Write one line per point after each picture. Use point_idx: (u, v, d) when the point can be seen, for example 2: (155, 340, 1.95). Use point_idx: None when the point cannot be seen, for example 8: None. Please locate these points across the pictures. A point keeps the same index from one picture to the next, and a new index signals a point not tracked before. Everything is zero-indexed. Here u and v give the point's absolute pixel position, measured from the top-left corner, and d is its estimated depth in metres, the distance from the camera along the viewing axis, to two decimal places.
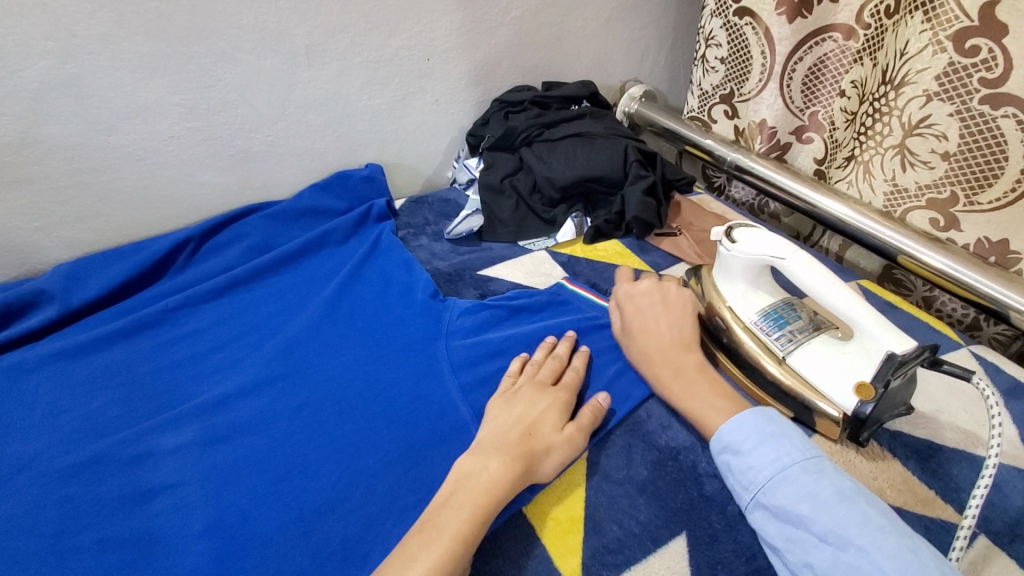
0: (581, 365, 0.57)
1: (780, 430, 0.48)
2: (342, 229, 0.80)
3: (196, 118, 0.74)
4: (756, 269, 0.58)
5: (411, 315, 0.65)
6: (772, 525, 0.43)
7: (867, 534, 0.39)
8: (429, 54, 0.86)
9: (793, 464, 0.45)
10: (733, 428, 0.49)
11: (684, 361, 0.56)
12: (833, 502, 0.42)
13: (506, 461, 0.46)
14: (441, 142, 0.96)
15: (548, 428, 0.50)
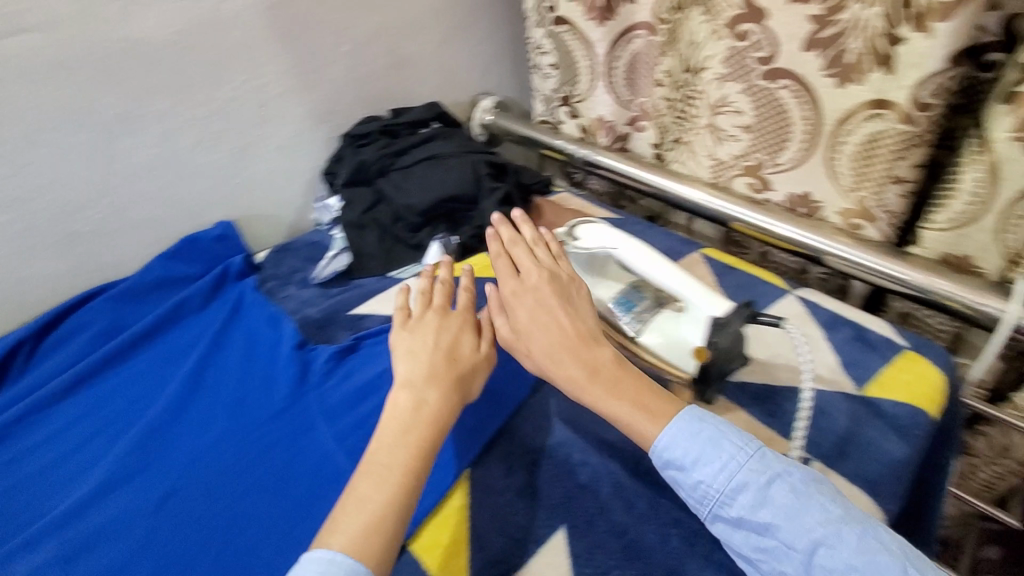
0: (468, 283, 0.61)
1: (717, 430, 0.47)
2: (198, 295, 0.77)
3: (5, 211, 0.68)
4: (597, 262, 0.63)
5: (280, 374, 0.65)
6: (738, 535, 0.44)
7: (831, 531, 0.41)
8: (263, 100, 0.84)
9: (743, 468, 0.45)
10: (670, 441, 0.47)
11: (602, 358, 0.52)
12: (793, 504, 0.43)
13: (443, 393, 0.51)
14: (297, 185, 0.94)
15: (467, 352, 0.55)
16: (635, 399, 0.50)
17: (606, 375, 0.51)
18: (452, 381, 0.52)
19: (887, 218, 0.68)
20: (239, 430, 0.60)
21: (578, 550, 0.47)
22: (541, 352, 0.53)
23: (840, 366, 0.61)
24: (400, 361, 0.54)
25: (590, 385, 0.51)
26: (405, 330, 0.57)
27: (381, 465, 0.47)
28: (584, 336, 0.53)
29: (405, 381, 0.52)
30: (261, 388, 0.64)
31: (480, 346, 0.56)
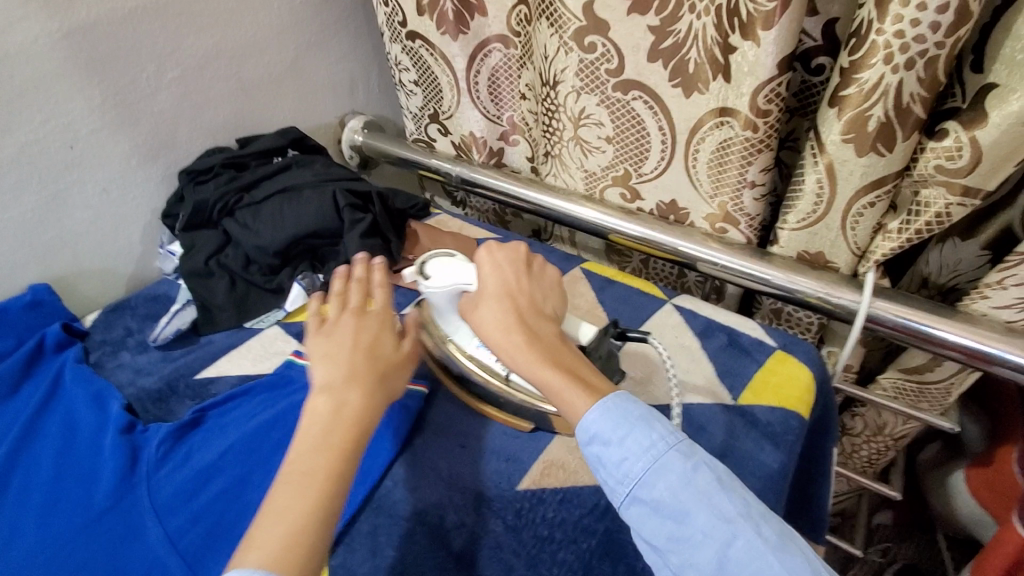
0: (383, 279, 0.57)
1: (647, 411, 0.45)
2: (5, 376, 0.64)
3: None
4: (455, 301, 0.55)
5: (103, 466, 0.55)
6: (652, 522, 0.42)
7: (751, 523, 0.40)
8: (71, 140, 0.72)
9: (670, 450, 0.43)
10: (603, 410, 0.44)
11: (551, 338, 0.50)
12: (715, 492, 0.41)
13: (366, 392, 0.48)
14: (133, 231, 0.82)
15: (385, 346, 0.52)
16: (574, 371, 0.48)
17: (550, 347, 0.49)
18: (374, 379, 0.48)
19: (747, 221, 0.69)
20: (40, 544, 0.50)
21: None
22: (483, 317, 0.51)
23: (716, 375, 0.61)
24: (316, 366, 0.49)
25: (525, 352, 0.48)
26: (319, 332, 0.52)
27: (301, 472, 0.42)
28: (530, 308, 0.51)
29: (321, 385, 0.47)
30: (76, 486, 0.54)
31: (401, 343, 0.53)
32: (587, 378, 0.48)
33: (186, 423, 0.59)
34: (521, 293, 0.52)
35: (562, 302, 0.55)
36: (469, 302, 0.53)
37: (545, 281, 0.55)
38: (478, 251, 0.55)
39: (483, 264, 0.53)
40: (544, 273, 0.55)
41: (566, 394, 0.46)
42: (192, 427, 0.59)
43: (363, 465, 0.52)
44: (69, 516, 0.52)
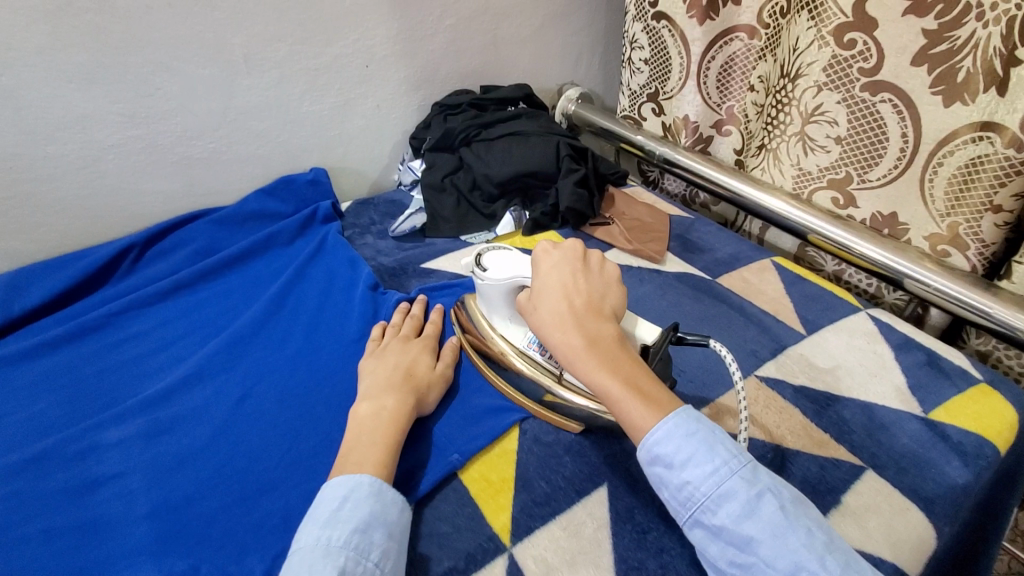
0: (438, 319, 0.66)
1: (711, 434, 0.43)
2: (288, 230, 0.82)
3: (136, 127, 0.75)
4: (511, 295, 0.57)
5: (353, 309, 0.69)
6: (715, 547, 0.41)
7: (817, 557, 0.38)
8: (368, 60, 0.89)
9: (734, 476, 0.41)
10: (663, 434, 0.43)
11: (608, 335, 0.48)
12: (780, 523, 0.39)
13: (400, 398, 0.52)
14: (385, 146, 0.99)
15: (424, 368, 0.57)
16: (631, 383, 0.45)
17: (610, 352, 0.47)
18: (407, 389, 0.53)
19: (978, 246, 0.66)
20: (313, 353, 0.63)
21: (618, 507, 0.48)
22: (544, 321, 0.49)
23: (907, 386, 0.60)
24: (366, 379, 0.55)
25: (589, 363, 0.46)
26: (370, 354, 0.59)
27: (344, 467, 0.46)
28: (588, 309, 0.49)
29: (366, 394, 0.53)
30: (331, 321, 0.68)
31: (435, 366, 0.58)
32: (642, 390, 0.45)
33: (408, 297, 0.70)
34: (585, 290, 0.50)
35: (623, 297, 0.52)
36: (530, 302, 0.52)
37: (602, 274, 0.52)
38: (538, 250, 0.54)
39: (546, 265, 0.52)
40: (603, 267, 0.53)
41: (630, 408, 0.44)
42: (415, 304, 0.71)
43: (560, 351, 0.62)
44: (329, 338, 0.65)
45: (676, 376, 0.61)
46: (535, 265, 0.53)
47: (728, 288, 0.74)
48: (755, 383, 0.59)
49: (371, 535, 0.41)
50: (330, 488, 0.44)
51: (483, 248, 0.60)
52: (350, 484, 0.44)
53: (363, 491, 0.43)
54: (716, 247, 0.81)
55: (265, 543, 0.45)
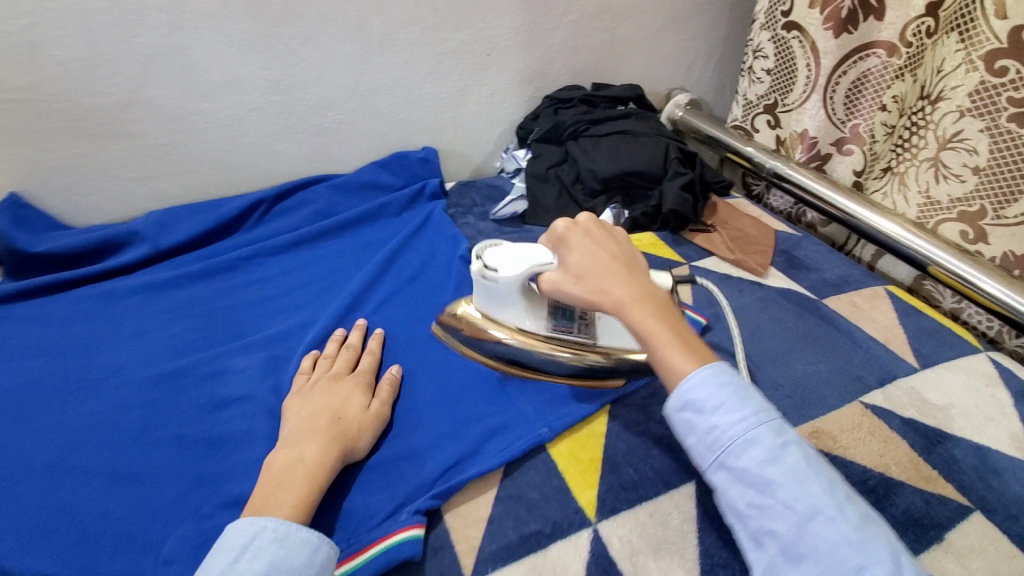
0: (376, 348, 0.61)
1: (741, 384, 0.43)
2: (397, 203, 0.87)
3: (279, 93, 0.81)
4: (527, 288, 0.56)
5: (454, 282, 0.72)
6: (735, 489, 0.40)
7: (835, 502, 0.38)
8: (490, 49, 0.93)
9: (761, 424, 0.41)
10: (695, 378, 0.42)
11: (645, 291, 0.48)
12: (802, 470, 0.39)
13: (324, 446, 0.47)
14: (492, 133, 1.02)
15: (353, 407, 0.52)
16: (678, 334, 0.46)
17: (654, 304, 0.47)
18: (331, 436, 0.48)
19: None
20: (415, 320, 0.67)
21: (707, 505, 0.48)
22: (586, 276, 0.49)
23: None
24: (288, 425, 0.50)
25: (637, 315, 0.46)
26: (296, 393, 0.54)
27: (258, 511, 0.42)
28: (627, 266, 0.50)
29: (286, 442, 0.48)
30: (431, 292, 0.72)
31: (370, 405, 0.53)
32: (690, 342, 0.45)
33: None
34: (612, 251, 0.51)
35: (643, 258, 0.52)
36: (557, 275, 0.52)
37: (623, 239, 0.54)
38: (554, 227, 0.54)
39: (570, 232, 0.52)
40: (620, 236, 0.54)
41: (677, 356, 0.44)
42: None
43: None
44: (431, 306, 0.70)
45: (775, 391, 0.59)
46: (558, 237, 0.53)
47: (834, 310, 0.71)
48: (859, 409, 0.57)
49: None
50: (236, 531, 0.40)
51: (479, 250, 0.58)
52: (253, 529, 0.40)
53: (269, 540, 0.39)
54: (822, 268, 0.78)
55: (367, 479, 0.49)
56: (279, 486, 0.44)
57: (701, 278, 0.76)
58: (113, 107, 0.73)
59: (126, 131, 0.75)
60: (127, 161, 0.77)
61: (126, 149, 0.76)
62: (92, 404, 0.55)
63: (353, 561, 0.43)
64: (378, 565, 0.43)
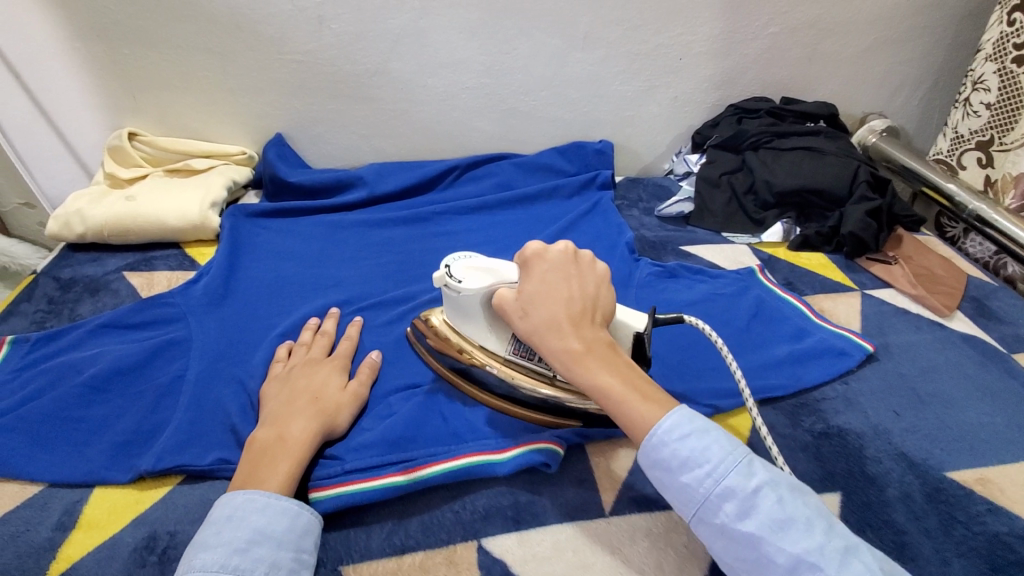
0: (355, 335, 0.63)
1: (709, 433, 0.42)
2: (570, 186, 0.94)
3: (488, 76, 0.92)
4: (489, 308, 0.53)
5: (614, 265, 0.78)
6: (720, 542, 0.40)
7: (818, 549, 0.38)
8: (683, 54, 0.96)
9: (732, 474, 0.40)
10: (657, 437, 0.42)
11: (600, 340, 0.47)
12: (780, 517, 0.39)
13: (307, 424, 0.49)
14: (667, 136, 1.04)
15: (329, 389, 0.54)
16: (630, 381, 0.45)
17: (600, 351, 0.46)
18: (313, 413, 0.50)
19: None
20: None
21: (851, 518, 0.50)
22: (535, 321, 0.48)
23: None
24: (266, 407, 0.52)
25: (586, 367, 0.45)
26: (276, 376, 0.56)
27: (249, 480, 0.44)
28: (579, 306, 0.48)
29: (266, 420, 0.50)
30: None
31: (348, 385, 0.56)
32: (639, 388, 0.45)
33: (666, 270, 0.77)
34: (572, 292, 0.49)
35: (611, 298, 0.51)
36: (513, 307, 0.50)
37: (590, 267, 0.51)
38: (527, 253, 0.52)
39: (535, 260, 0.51)
40: (591, 266, 0.51)
41: (627, 406, 0.44)
42: (669, 276, 0.77)
43: (815, 366, 0.64)
44: None
45: (940, 430, 0.57)
46: (525, 260, 0.52)
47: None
48: None
49: (254, 551, 0.40)
50: (223, 505, 0.42)
51: (450, 259, 0.56)
52: (238, 505, 0.42)
53: (253, 509, 0.42)
54: (1018, 323, 0.72)
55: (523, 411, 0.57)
56: (268, 460, 0.46)
57: (872, 308, 0.73)
58: (363, 74, 0.89)
59: (369, 95, 0.91)
60: (362, 120, 0.94)
61: (364, 110, 0.93)
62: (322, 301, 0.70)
63: (502, 454, 0.50)
64: (520, 463, 0.49)
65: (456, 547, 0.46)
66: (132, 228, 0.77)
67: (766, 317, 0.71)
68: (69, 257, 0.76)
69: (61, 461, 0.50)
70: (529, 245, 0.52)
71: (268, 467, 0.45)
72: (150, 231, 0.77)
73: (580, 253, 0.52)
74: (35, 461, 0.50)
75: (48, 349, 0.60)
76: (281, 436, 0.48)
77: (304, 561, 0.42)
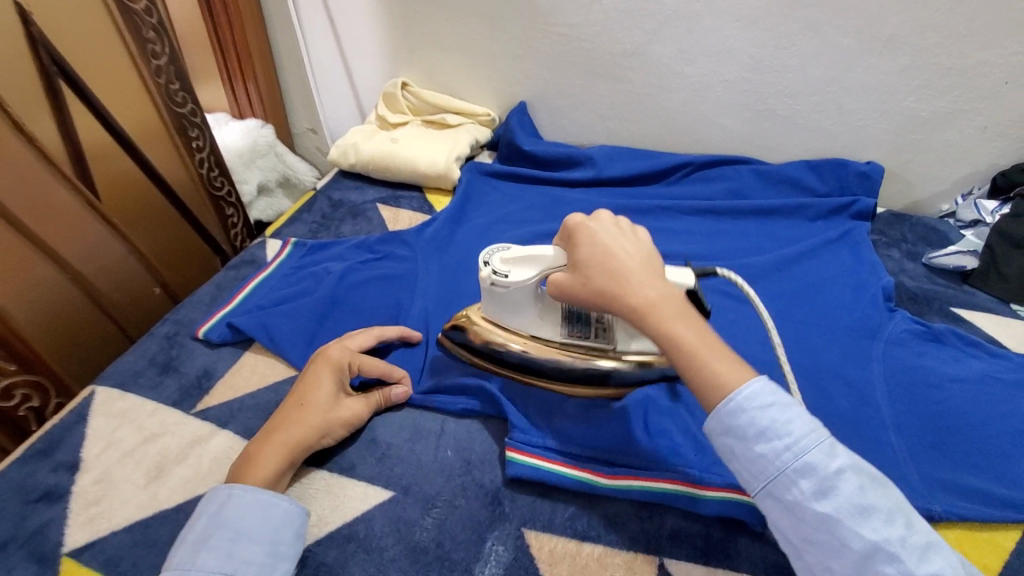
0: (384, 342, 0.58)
1: (785, 405, 0.40)
2: (819, 208, 0.82)
3: (753, 71, 0.84)
4: (536, 294, 0.54)
5: (859, 307, 0.67)
6: (787, 519, 0.39)
7: (898, 538, 0.36)
8: (1014, 76, 0.75)
9: (810, 448, 0.38)
10: (735, 403, 0.40)
11: (660, 291, 0.45)
12: (859, 500, 0.37)
13: (268, 442, 0.49)
14: (957, 173, 0.85)
15: (314, 402, 0.52)
16: (699, 335, 0.43)
17: (671, 302, 0.44)
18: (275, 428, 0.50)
19: None
20: (804, 329, 0.66)
21: None
22: (602, 283, 0.46)
23: None
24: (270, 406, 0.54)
25: (655, 320, 0.43)
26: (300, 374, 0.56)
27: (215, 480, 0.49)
28: (642, 261, 0.46)
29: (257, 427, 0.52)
30: (829, 308, 0.68)
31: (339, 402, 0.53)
32: (711, 343, 0.43)
33: (930, 333, 0.65)
34: (627, 253, 0.47)
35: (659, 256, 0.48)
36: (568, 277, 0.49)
37: (633, 234, 0.49)
38: (569, 224, 0.50)
39: (579, 229, 0.49)
40: (639, 234, 0.49)
41: (699, 370, 0.42)
42: (930, 339, 0.64)
43: None
44: (824, 319, 0.67)
45: None
46: (569, 233, 0.50)
47: None
48: None
49: (223, 546, 0.42)
50: (207, 498, 0.45)
51: (488, 253, 0.55)
52: (216, 498, 0.44)
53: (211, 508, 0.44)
54: None
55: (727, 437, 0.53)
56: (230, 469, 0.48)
57: None
58: (620, 54, 0.88)
59: (619, 76, 0.90)
60: (605, 100, 0.93)
61: (610, 90, 0.92)
62: None
63: (699, 491, 0.48)
64: (718, 508, 0.47)
65: (637, 556, 0.46)
66: (390, 166, 0.87)
67: None
68: (339, 181, 0.90)
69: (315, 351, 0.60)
70: (567, 220, 0.51)
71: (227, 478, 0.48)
72: (403, 171, 0.87)
73: (617, 221, 0.50)
74: (294, 347, 0.60)
75: (318, 256, 0.72)
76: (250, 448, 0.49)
77: (280, 553, 0.44)
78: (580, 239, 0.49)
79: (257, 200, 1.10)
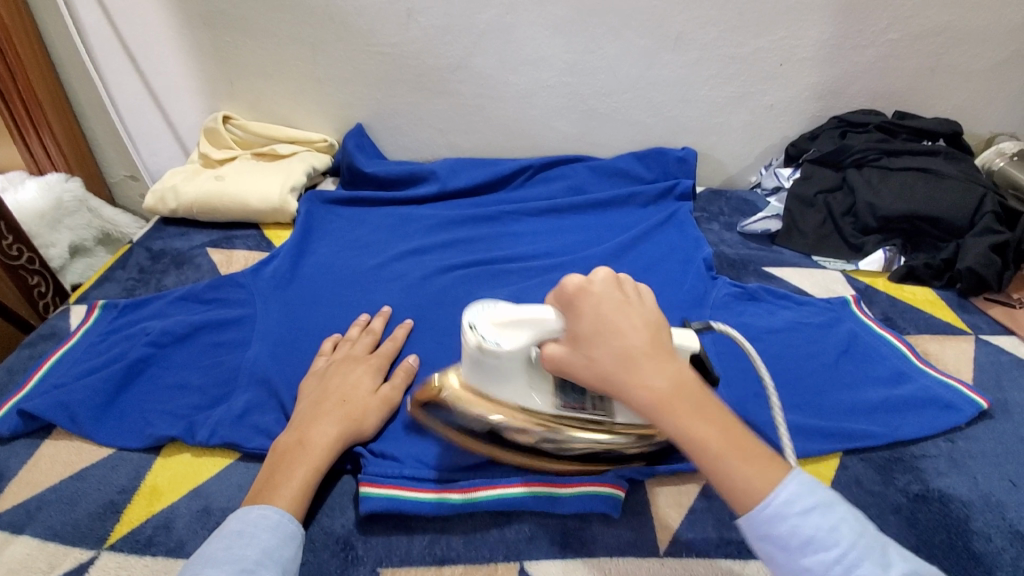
0: (399, 335, 0.63)
1: (841, 516, 0.38)
2: (647, 195, 0.89)
3: (571, 75, 0.89)
4: (522, 358, 0.46)
5: (686, 280, 0.74)
6: None
7: None
8: (784, 60, 0.86)
9: (852, 553, 0.36)
10: (773, 510, 0.37)
11: (687, 375, 0.40)
12: None
13: (333, 429, 0.50)
14: (756, 149, 0.96)
15: (361, 390, 0.54)
16: (725, 430, 0.39)
17: (692, 391, 0.39)
18: (332, 415, 0.51)
19: None
20: None
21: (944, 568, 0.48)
22: (614, 371, 0.40)
23: None
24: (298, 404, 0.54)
25: (677, 414, 0.39)
26: (316, 371, 0.57)
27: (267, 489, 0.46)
28: (653, 339, 0.41)
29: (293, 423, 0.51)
30: (662, 286, 0.73)
31: (379, 389, 0.55)
32: (736, 437, 0.39)
33: (746, 293, 0.72)
34: (640, 337, 0.41)
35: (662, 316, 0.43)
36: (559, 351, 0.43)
37: (641, 301, 0.43)
38: (564, 293, 0.43)
39: (581, 301, 0.42)
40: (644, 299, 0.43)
41: (726, 466, 0.38)
42: (748, 299, 0.72)
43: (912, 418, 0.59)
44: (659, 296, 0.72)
45: None
46: (563, 301, 0.43)
47: None
48: None
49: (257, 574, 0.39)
50: (236, 519, 0.42)
51: (470, 315, 0.48)
52: (253, 520, 0.42)
53: (267, 527, 0.42)
54: None
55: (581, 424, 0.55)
56: (287, 463, 0.47)
57: (987, 357, 0.67)
58: (446, 68, 0.89)
59: (449, 89, 0.91)
60: (441, 114, 0.94)
61: (444, 104, 0.93)
62: (385, 290, 0.71)
63: (556, 490, 0.50)
64: (573, 506, 0.49)
65: (498, 565, 0.46)
66: (216, 206, 0.81)
67: (860, 353, 0.65)
68: (160, 230, 0.82)
69: (132, 426, 0.55)
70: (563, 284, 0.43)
71: (284, 472, 0.47)
72: (233, 210, 0.81)
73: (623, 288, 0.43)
74: (107, 427, 0.54)
75: (133, 316, 0.65)
76: (309, 434, 0.49)
77: None
78: (574, 315, 0.42)
79: (73, 262, 0.96)
